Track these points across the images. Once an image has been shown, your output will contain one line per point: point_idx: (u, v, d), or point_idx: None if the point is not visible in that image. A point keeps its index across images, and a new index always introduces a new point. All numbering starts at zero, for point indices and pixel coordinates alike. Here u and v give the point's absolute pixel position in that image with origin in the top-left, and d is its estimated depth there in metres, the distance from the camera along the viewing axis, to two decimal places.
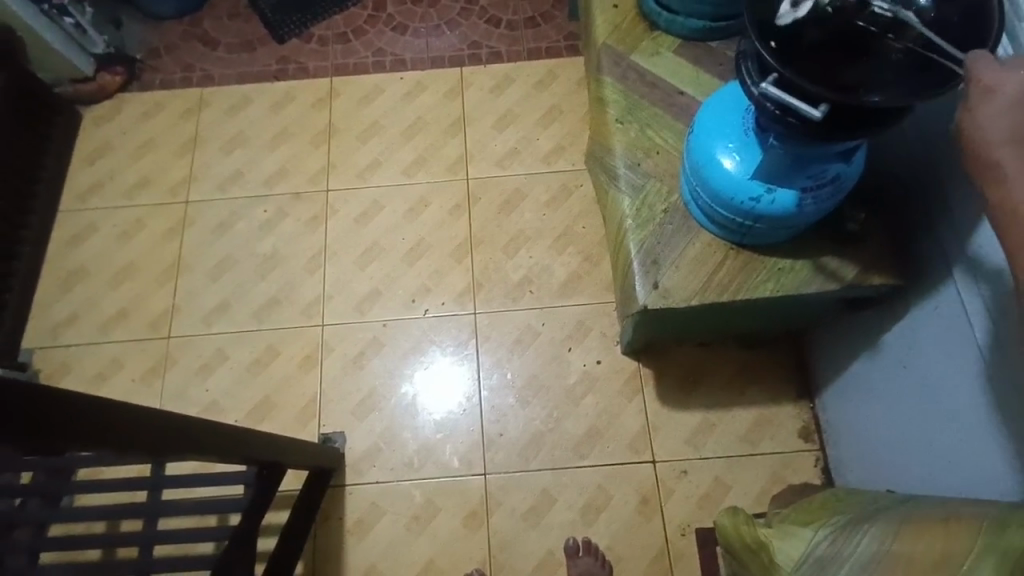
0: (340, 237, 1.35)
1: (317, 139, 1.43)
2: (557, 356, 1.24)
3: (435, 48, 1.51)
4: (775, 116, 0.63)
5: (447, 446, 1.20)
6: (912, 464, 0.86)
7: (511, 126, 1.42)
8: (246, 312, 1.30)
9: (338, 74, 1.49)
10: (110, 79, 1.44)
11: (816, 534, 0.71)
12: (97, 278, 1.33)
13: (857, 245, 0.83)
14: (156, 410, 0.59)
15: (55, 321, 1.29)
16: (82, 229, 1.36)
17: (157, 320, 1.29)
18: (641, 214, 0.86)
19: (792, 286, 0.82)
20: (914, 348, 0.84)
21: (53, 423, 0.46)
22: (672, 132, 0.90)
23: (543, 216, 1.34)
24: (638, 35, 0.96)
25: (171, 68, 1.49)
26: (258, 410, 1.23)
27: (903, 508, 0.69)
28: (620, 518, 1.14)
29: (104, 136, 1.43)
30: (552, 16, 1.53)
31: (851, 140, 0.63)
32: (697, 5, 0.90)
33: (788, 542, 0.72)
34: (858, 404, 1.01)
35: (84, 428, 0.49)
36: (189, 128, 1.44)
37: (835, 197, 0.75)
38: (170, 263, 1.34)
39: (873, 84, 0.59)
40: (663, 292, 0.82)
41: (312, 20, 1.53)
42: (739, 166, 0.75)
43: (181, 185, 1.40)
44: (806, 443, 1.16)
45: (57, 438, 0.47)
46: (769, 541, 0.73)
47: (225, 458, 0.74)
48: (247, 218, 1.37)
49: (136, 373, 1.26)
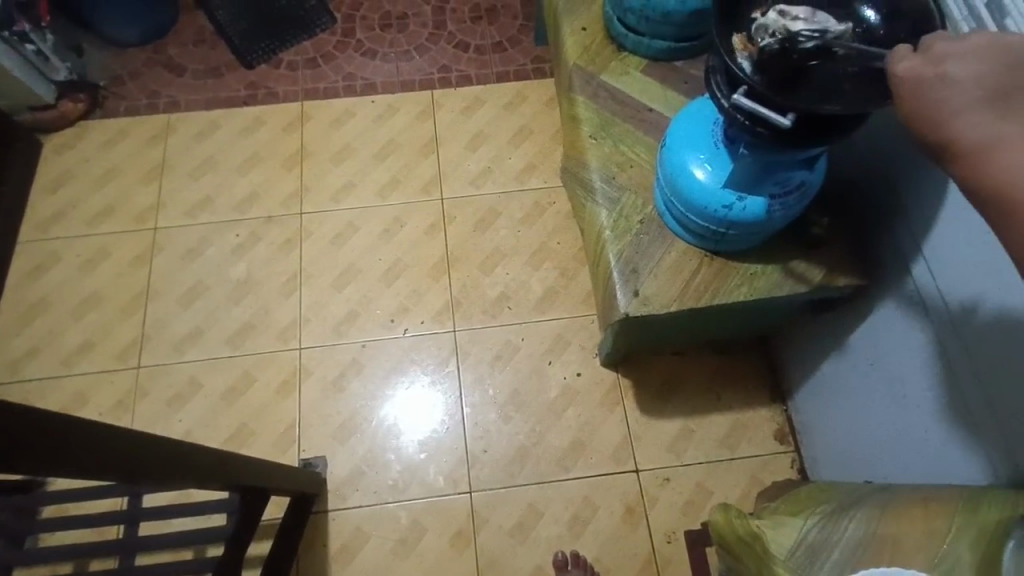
0: (315, 260, 1.34)
1: (290, 162, 1.43)
2: (537, 370, 1.25)
3: (405, 71, 1.53)
4: (745, 126, 0.67)
5: (432, 465, 1.19)
6: (883, 458, 0.91)
7: (482, 146, 1.45)
8: (220, 339, 1.27)
9: (308, 99, 1.49)
10: (72, 106, 1.41)
11: (806, 523, 0.71)
12: (61, 309, 1.28)
13: (823, 249, 0.87)
14: (127, 428, 0.58)
15: (15, 355, 1.24)
16: (43, 259, 1.32)
17: (126, 350, 1.25)
18: (618, 225, 0.89)
19: (765, 290, 0.85)
20: (880, 346, 0.88)
21: (13, 440, 0.43)
22: (643, 146, 0.93)
23: (518, 233, 1.36)
24: (606, 55, 1.00)
25: (136, 95, 1.47)
26: (234, 438, 1.20)
27: (882, 496, 0.73)
28: (607, 529, 1.14)
29: (66, 163, 1.40)
30: (518, 40, 1.57)
31: (817, 145, 0.67)
32: (661, 27, 0.94)
33: (780, 532, 0.71)
34: (828, 404, 1.05)
35: (47, 447, 0.47)
36: (156, 153, 1.42)
37: (802, 203, 0.79)
38: (139, 290, 1.30)
39: (832, 97, 0.62)
40: (643, 299, 0.84)
41: (280, 46, 1.54)
42: (710, 176, 0.79)
43: (149, 211, 1.37)
44: (782, 444, 1.19)
45: (17, 459, 0.44)
46: (762, 532, 0.72)
47: (207, 485, 0.73)
48: (219, 243, 1.35)
49: (105, 406, 1.21)
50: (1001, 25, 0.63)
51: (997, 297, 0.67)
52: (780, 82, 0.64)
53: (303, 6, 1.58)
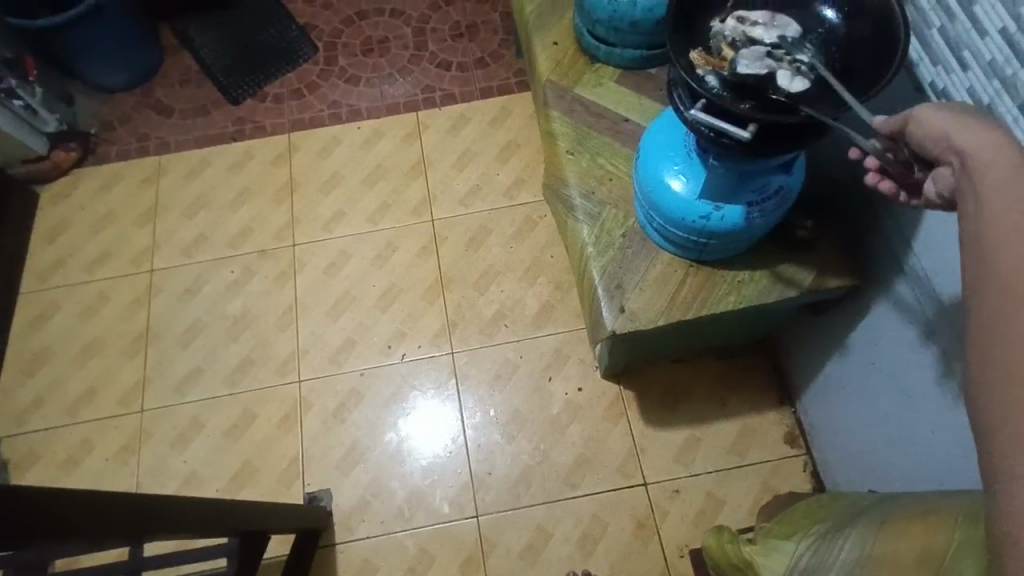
0: (310, 291, 1.34)
1: (279, 194, 1.43)
2: (538, 387, 1.24)
3: (389, 95, 1.54)
4: (710, 138, 0.65)
5: (437, 492, 1.17)
6: (893, 461, 0.88)
7: (470, 164, 1.44)
8: (220, 377, 1.27)
9: (295, 130, 1.50)
10: (64, 156, 1.43)
11: (797, 547, 0.73)
12: (63, 357, 1.29)
13: (811, 250, 0.85)
14: (129, 489, 0.59)
15: (20, 407, 1.25)
16: (44, 309, 1.33)
17: (129, 395, 1.26)
18: (600, 241, 0.87)
19: (753, 297, 0.83)
20: (881, 345, 0.86)
21: (11, 515, 0.44)
22: (621, 158, 0.92)
23: (510, 249, 1.35)
24: (579, 68, 0.99)
25: (126, 139, 1.49)
26: (239, 476, 1.20)
27: (882, 508, 0.71)
28: (618, 546, 1.12)
29: (62, 213, 1.42)
30: (500, 55, 1.57)
31: (787, 152, 0.65)
32: (632, 36, 0.93)
33: (772, 558, 0.74)
34: (834, 406, 1.02)
35: (47, 521, 0.47)
36: (148, 196, 1.43)
37: (782, 208, 0.78)
38: (138, 333, 1.31)
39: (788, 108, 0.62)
40: (629, 315, 0.83)
41: (264, 80, 1.55)
42: (686, 186, 0.77)
43: (144, 254, 1.38)
44: (792, 448, 1.16)
45: (18, 533, 0.45)
46: (754, 559, 0.76)
47: (209, 533, 0.74)
48: (214, 281, 1.36)
49: (110, 451, 1.22)
50: (969, 15, 0.63)
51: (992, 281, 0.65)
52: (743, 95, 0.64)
53: (285, 38, 1.60)
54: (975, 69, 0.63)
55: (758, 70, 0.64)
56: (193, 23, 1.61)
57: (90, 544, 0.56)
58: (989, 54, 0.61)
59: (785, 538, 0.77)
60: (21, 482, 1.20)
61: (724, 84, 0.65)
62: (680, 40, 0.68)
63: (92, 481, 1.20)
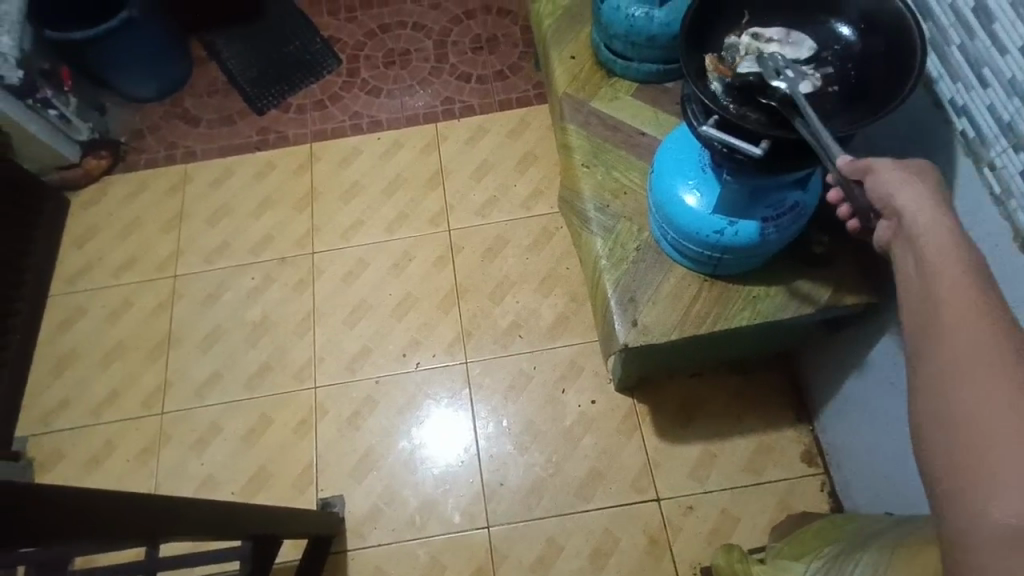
0: (327, 298, 1.36)
1: (300, 203, 1.46)
2: (552, 399, 1.24)
3: (409, 106, 1.56)
4: (724, 154, 0.65)
5: (449, 501, 1.18)
6: (912, 483, 0.87)
7: (487, 175, 1.45)
8: (239, 382, 1.30)
9: (317, 140, 1.53)
10: (95, 163, 1.48)
11: (807, 569, 0.72)
12: (89, 359, 1.33)
13: (828, 267, 0.84)
14: (148, 493, 0.60)
15: (47, 407, 1.29)
16: (72, 312, 1.37)
17: (150, 397, 1.29)
18: (614, 253, 0.87)
19: (768, 313, 0.83)
20: (901, 365, 0.84)
21: (33, 520, 0.45)
22: (635, 171, 0.92)
23: (526, 260, 1.36)
24: (596, 82, 0.99)
25: (154, 147, 1.53)
26: (254, 480, 1.22)
27: (898, 531, 0.69)
28: (630, 561, 1.11)
29: (92, 218, 1.46)
30: (519, 67, 1.58)
31: (800, 168, 0.65)
32: (648, 50, 0.93)
33: None
34: (853, 425, 1.01)
35: (66, 523, 0.48)
36: (175, 203, 1.47)
37: (798, 224, 0.77)
38: (161, 338, 1.34)
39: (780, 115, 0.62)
40: (642, 328, 0.83)
41: (288, 91, 1.59)
42: (701, 201, 0.77)
43: (169, 260, 1.42)
44: (810, 467, 1.14)
45: (42, 536, 0.46)
46: None
47: (223, 535, 0.75)
48: (235, 287, 1.38)
49: (131, 452, 1.25)
50: (988, 32, 0.62)
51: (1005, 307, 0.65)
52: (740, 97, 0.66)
53: (309, 51, 1.63)
54: (996, 86, 0.62)
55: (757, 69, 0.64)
56: (221, 35, 1.65)
57: (106, 543, 0.57)
58: (1009, 71, 0.60)
59: (795, 559, 0.76)
60: (45, 479, 1.23)
61: (728, 90, 0.66)
62: (694, 57, 0.69)
63: (112, 481, 1.22)
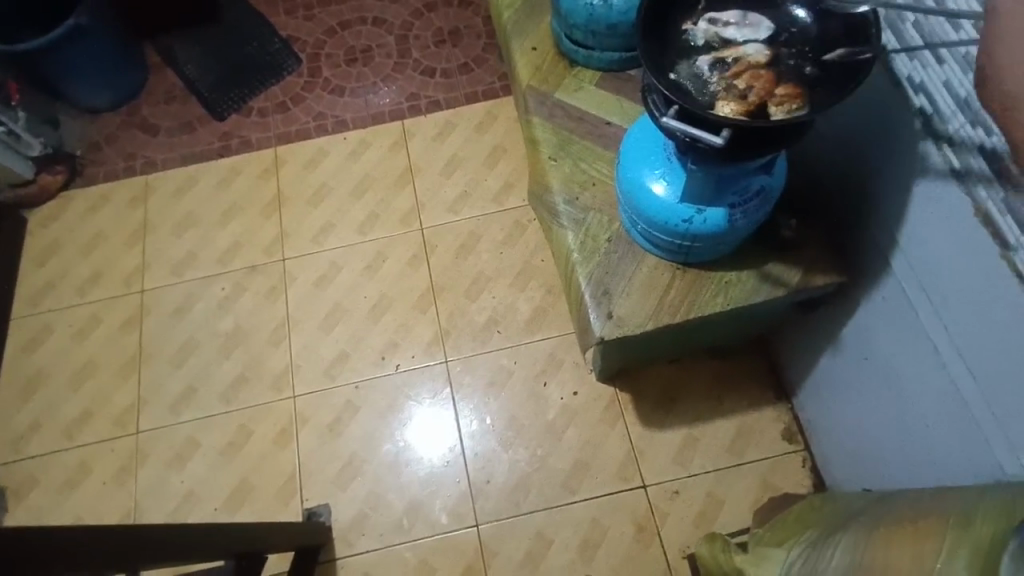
0: (301, 305, 1.33)
1: (267, 209, 1.42)
2: (534, 393, 1.23)
3: (374, 104, 1.53)
4: (687, 144, 0.65)
5: (436, 502, 1.17)
6: (890, 458, 0.88)
7: (458, 170, 1.44)
8: (215, 395, 1.27)
9: (281, 143, 1.49)
10: (51, 179, 1.44)
11: (789, 555, 0.73)
12: (56, 381, 1.29)
13: (798, 248, 0.84)
14: (133, 526, 0.59)
15: (16, 433, 1.25)
16: (36, 334, 1.33)
17: (124, 417, 1.26)
18: (586, 246, 0.87)
19: (741, 298, 0.83)
20: (871, 340, 0.86)
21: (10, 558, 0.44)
22: (604, 162, 0.92)
23: (501, 255, 1.35)
24: (559, 72, 0.98)
25: (113, 159, 1.48)
26: (236, 494, 1.20)
27: (876, 511, 0.70)
28: (620, 550, 1.11)
29: (51, 236, 1.41)
30: (483, 59, 1.56)
31: (763, 156, 0.65)
32: (609, 39, 0.92)
33: (763, 567, 0.74)
34: (830, 401, 1.02)
35: (43, 559, 0.47)
36: (137, 215, 1.43)
37: (765, 208, 0.77)
38: (131, 355, 1.31)
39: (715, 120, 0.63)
40: (617, 320, 0.82)
41: (248, 94, 1.55)
42: (668, 190, 0.77)
43: (134, 274, 1.38)
44: (791, 444, 1.16)
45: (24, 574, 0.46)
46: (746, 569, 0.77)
47: (203, 558, 0.72)
48: (205, 298, 1.35)
49: (107, 474, 1.21)
50: (942, 7, 0.63)
51: (966, 265, 0.67)
52: (691, 95, 0.67)
53: (268, 52, 1.59)
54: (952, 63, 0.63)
55: (661, 100, 0.65)
56: (175, 39, 1.60)
57: None
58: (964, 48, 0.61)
59: (777, 546, 0.77)
60: (19, 508, 1.20)
61: (670, 106, 0.65)
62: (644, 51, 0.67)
63: (90, 505, 1.19)
